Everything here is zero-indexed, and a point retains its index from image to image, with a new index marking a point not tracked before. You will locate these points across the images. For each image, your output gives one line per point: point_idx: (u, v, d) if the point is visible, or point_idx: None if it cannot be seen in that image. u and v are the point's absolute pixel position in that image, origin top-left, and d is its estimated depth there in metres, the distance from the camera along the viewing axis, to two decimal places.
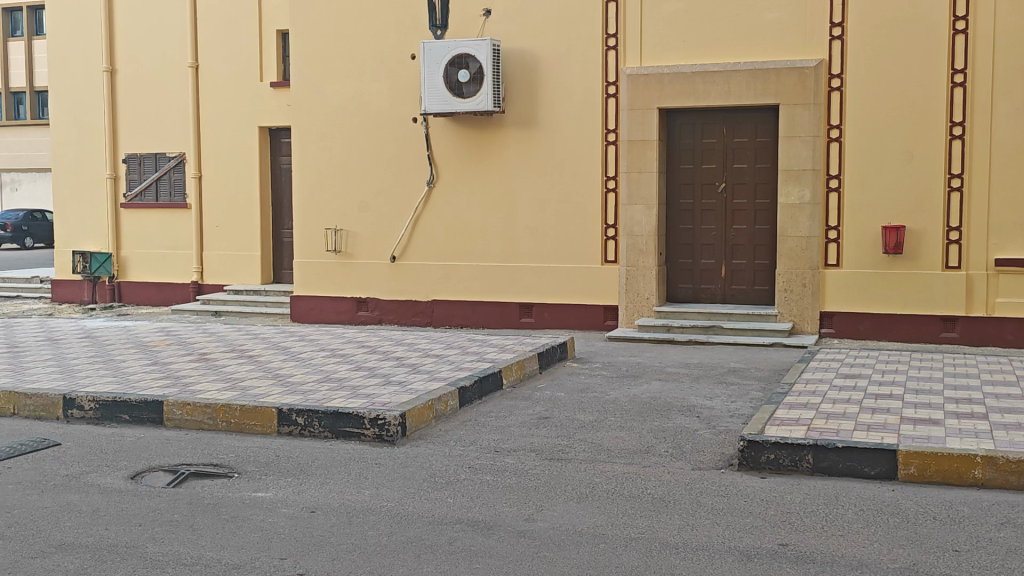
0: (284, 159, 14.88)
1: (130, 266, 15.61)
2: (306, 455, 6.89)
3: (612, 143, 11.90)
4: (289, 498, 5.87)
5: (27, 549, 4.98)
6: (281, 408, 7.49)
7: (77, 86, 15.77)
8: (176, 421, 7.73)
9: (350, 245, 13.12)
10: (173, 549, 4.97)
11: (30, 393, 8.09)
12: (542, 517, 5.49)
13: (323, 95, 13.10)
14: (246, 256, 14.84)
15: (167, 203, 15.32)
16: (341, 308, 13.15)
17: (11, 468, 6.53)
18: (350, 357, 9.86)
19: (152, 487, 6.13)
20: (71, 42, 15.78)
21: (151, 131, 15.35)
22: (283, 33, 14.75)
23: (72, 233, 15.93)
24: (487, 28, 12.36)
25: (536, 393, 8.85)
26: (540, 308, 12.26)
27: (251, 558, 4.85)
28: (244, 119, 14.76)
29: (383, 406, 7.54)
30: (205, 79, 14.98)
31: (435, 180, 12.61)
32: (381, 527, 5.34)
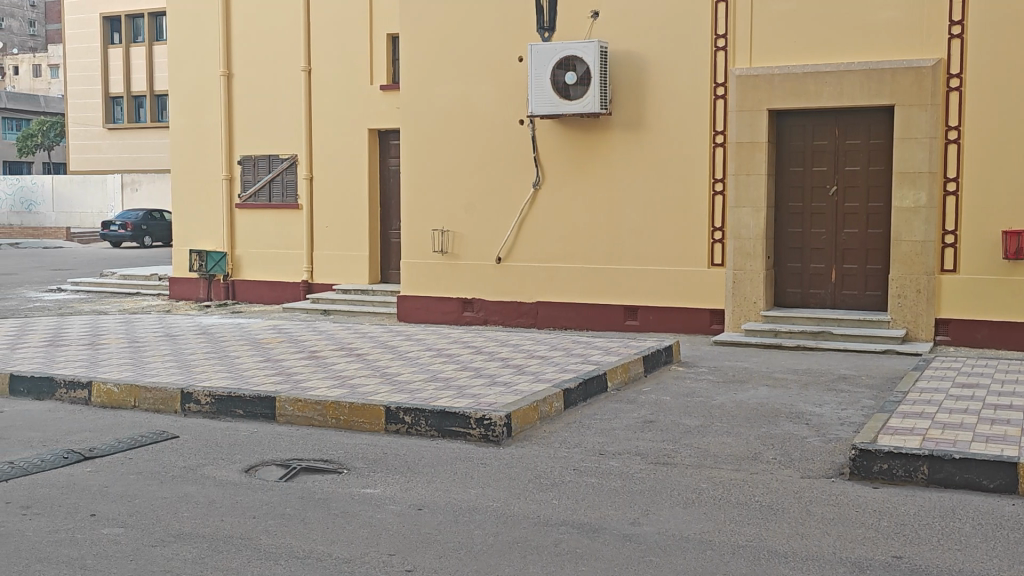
0: (393, 161, 15.09)
1: (244, 265, 16.03)
2: (413, 453, 6.98)
3: (720, 145, 11.76)
4: (397, 495, 5.96)
5: (148, 537, 5.16)
6: (389, 406, 7.61)
7: (196, 89, 16.26)
8: (288, 416, 7.91)
9: (456, 246, 13.24)
10: (285, 542, 5.10)
11: (149, 387, 8.38)
12: (648, 521, 5.46)
13: (431, 98, 13.26)
14: (355, 256, 15.11)
15: (280, 204, 15.68)
16: (447, 308, 13.29)
17: (132, 458, 6.77)
18: (456, 357, 9.95)
19: (265, 480, 6.28)
20: (191, 46, 16.29)
21: (265, 134, 15.74)
22: (393, 37, 14.97)
23: (189, 232, 16.43)
24: (595, 30, 12.33)
25: (642, 396, 8.81)
26: (645, 311, 12.20)
27: (361, 553, 4.94)
28: (355, 121, 15.04)
29: (488, 406, 7.60)
30: (317, 82, 15.30)
31: (541, 181, 12.65)
32: (487, 526, 5.38)
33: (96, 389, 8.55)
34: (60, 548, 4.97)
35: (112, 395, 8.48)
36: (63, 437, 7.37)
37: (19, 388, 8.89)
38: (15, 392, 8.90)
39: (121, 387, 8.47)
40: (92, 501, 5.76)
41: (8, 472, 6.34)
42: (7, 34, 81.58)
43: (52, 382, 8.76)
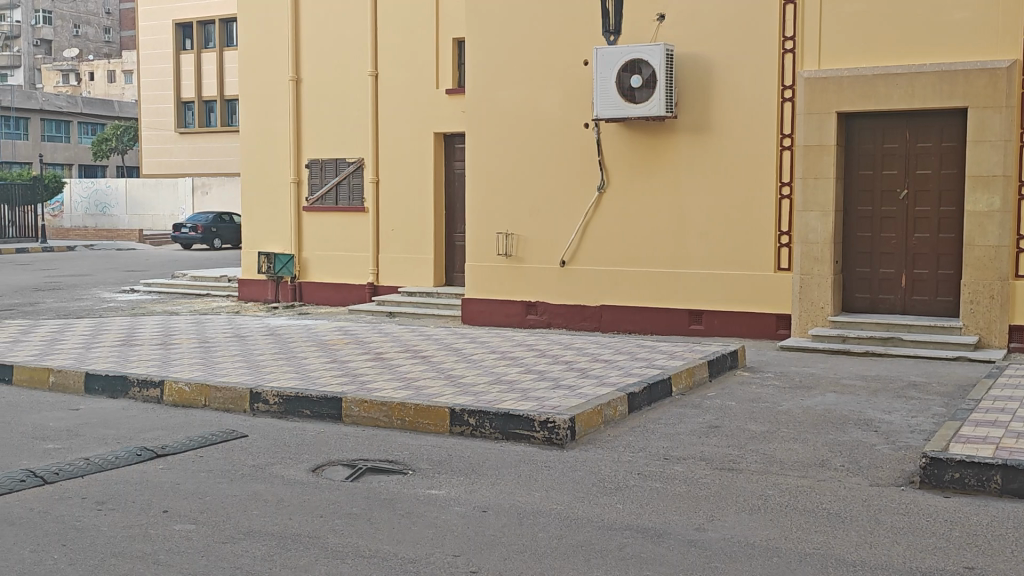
0: (458, 164, 15.16)
1: (310, 267, 16.22)
2: (478, 455, 7.01)
3: (788, 148, 11.66)
4: (462, 496, 6.00)
5: (219, 534, 5.26)
6: (454, 408, 7.66)
7: (265, 93, 16.51)
8: (354, 417, 8.00)
9: (520, 249, 13.27)
10: (352, 541, 5.16)
11: (219, 386, 8.54)
12: (713, 527, 5.43)
13: (496, 102, 13.31)
14: (420, 258, 15.22)
15: (347, 207, 15.85)
16: (510, 310, 13.33)
17: (203, 456, 6.90)
18: (520, 360, 9.97)
19: (331, 480, 6.36)
20: (261, 52, 16.55)
21: (333, 138, 15.94)
22: (459, 41, 15.03)
23: (258, 235, 16.68)
24: (661, 32, 12.27)
25: (706, 401, 8.75)
26: (710, 315, 12.11)
27: (427, 554, 4.98)
28: (421, 125, 15.16)
29: (553, 409, 7.61)
30: (384, 87, 15.45)
31: (606, 185, 12.63)
32: (551, 529, 5.39)
33: (168, 388, 8.72)
34: (133, 544, 5.09)
35: (183, 395, 8.64)
36: (137, 435, 7.54)
37: (94, 386, 9.10)
38: (89, 390, 9.11)
39: (192, 386, 8.64)
40: (164, 498, 5.88)
41: (84, 467, 6.50)
42: (82, 40, 83.53)
43: (125, 380, 8.96)
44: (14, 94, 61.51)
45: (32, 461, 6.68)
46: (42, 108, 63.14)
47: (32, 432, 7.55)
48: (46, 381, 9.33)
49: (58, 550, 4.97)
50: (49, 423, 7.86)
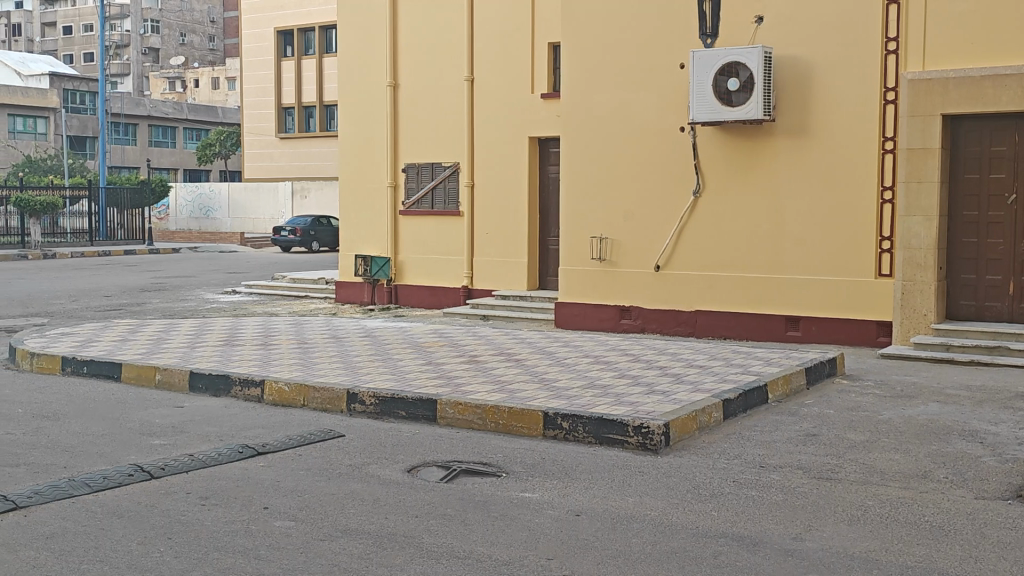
0: (552, 168, 15.18)
1: (406, 270, 16.43)
2: (572, 459, 7.02)
3: (890, 152, 11.40)
4: (556, 500, 6.02)
5: (317, 531, 5.36)
6: (547, 412, 7.68)
7: (363, 99, 16.77)
8: (449, 419, 8.08)
9: (615, 253, 13.23)
10: (447, 542, 5.21)
11: (318, 387, 8.70)
12: (811, 537, 5.34)
13: (591, 107, 13.30)
14: (513, 262, 15.28)
15: (442, 211, 15.99)
16: (604, 315, 13.30)
17: (302, 455, 7.04)
18: (613, 364, 9.95)
19: (426, 481, 6.44)
20: (360, 58, 16.82)
21: (429, 142, 16.11)
22: (555, 46, 15.06)
23: (356, 238, 16.96)
24: (759, 35, 12.12)
25: (804, 409, 8.61)
26: (808, 322, 11.90)
27: (520, 556, 5.01)
28: (516, 130, 15.22)
29: (646, 414, 7.58)
30: (479, 91, 15.57)
31: (701, 189, 12.51)
32: (645, 535, 5.36)
33: (268, 387, 8.93)
34: (236, 538, 5.22)
35: (283, 394, 8.84)
36: (239, 433, 7.73)
37: (198, 384, 9.35)
38: (194, 389, 9.36)
39: (292, 386, 8.82)
40: (265, 495, 6.02)
41: (188, 463, 6.69)
42: (189, 48, 86.11)
43: (228, 379, 9.19)
44: (123, 102, 63.76)
45: (139, 456, 6.89)
46: (151, 113, 65.80)
47: (140, 428, 7.80)
48: (153, 379, 9.62)
49: (164, 543, 5.12)
50: (156, 420, 8.11)
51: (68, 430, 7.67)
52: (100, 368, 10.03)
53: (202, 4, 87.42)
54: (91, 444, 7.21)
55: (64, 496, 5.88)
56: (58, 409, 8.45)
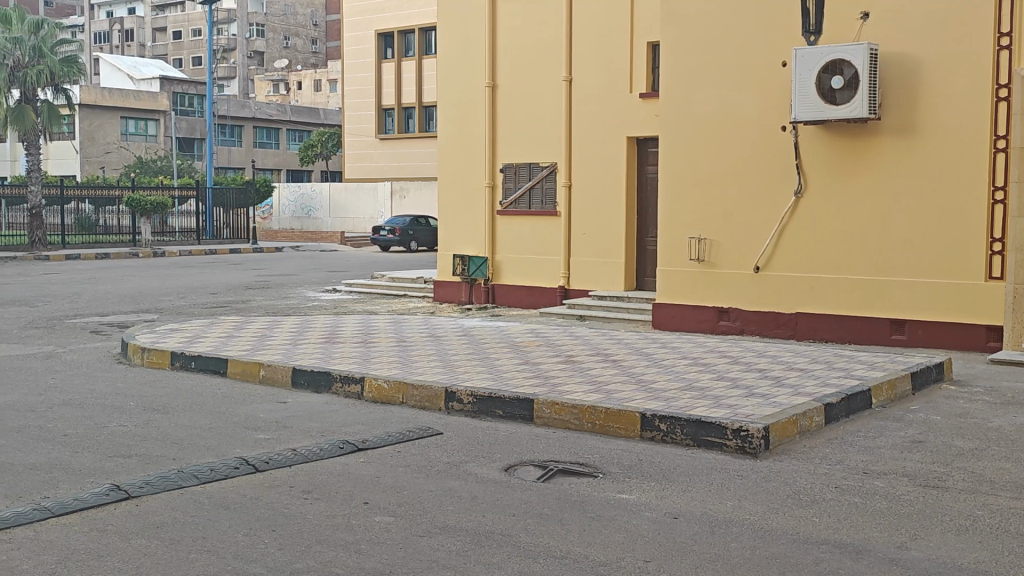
0: (651, 168, 15.09)
1: (503, 270, 16.51)
2: (669, 461, 6.97)
3: (1002, 151, 11.03)
4: (653, 502, 5.98)
5: (416, 527, 5.43)
6: (645, 413, 7.64)
7: (462, 100, 16.91)
8: (545, 419, 8.09)
9: (714, 253, 13.09)
10: (544, 541, 5.22)
11: (416, 384, 8.81)
12: (916, 546, 5.21)
13: (691, 107, 13.17)
14: (611, 262, 15.23)
15: (539, 211, 16.02)
16: (702, 317, 13.17)
17: (401, 451, 7.15)
18: (712, 366, 9.84)
19: (523, 480, 6.46)
20: (459, 59, 16.95)
21: (527, 142, 16.16)
22: (654, 44, 14.95)
23: (453, 238, 17.12)
24: (864, 32, 11.85)
25: (909, 415, 8.40)
26: (914, 325, 11.60)
27: (617, 557, 4.99)
28: (613, 130, 15.17)
29: (745, 417, 7.48)
30: (577, 91, 15.56)
31: (803, 189, 12.29)
32: (744, 540, 5.30)
33: (369, 384, 9.07)
34: (337, 532, 5.32)
35: (383, 391, 8.97)
36: (340, 428, 7.88)
37: (300, 380, 9.55)
38: (296, 384, 9.57)
39: (391, 383, 8.95)
40: (365, 490, 6.12)
41: (291, 458, 6.83)
42: (292, 51, 88.09)
43: (329, 376, 9.36)
44: (229, 104, 65.54)
45: (245, 449, 7.08)
46: (256, 115, 67.52)
47: (245, 422, 7.99)
48: (257, 375, 9.85)
49: (269, 535, 5.25)
50: (260, 415, 8.31)
51: (177, 423, 7.91)
52: (207, 363, 10.31)
53: (305, 8, 89.27)
54: (198, 437, 7.42)
55: (173, 487, 6.07)
56: (167, 403, 8.72)
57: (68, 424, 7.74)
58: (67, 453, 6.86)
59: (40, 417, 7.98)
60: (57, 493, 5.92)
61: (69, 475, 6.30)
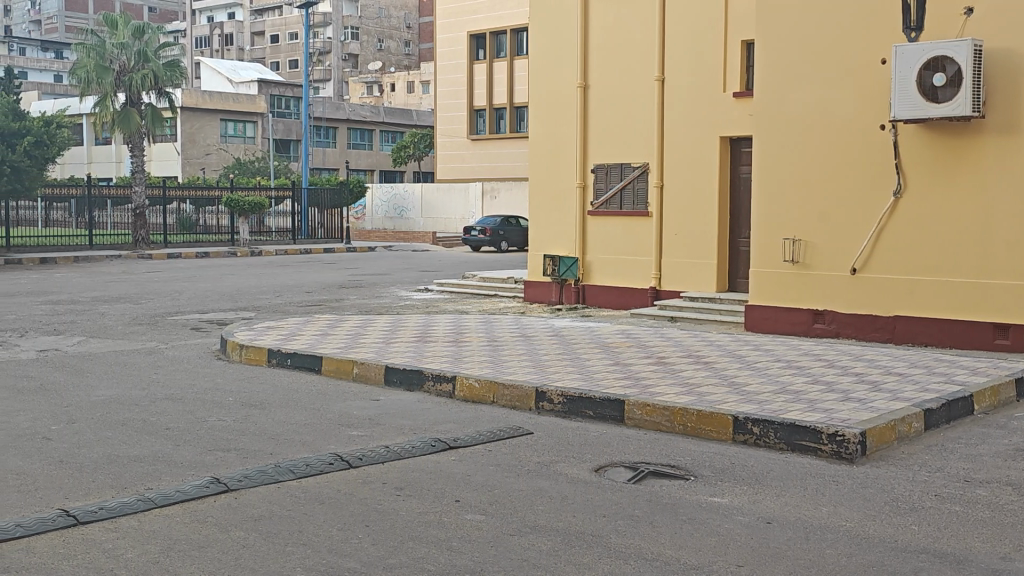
0: (744, 168, 14.91)
1: (593, 270, 16.49)
2: (762, 465, 6.88)
3: None
4: (746, 506, 5.91)
5: (507, 526, 5.46)
6: (737, 416, 7.56)
7: (552, 100, 16.93)
8: (636, 420, 8.05)
9: (809, 255, 12.87)
10: (634, 543, 5.21)
11: (506, 384, 8.85)
12: (1021, 557, 5.06)
13: (786, 106, 12.98)
14: (702, 263, 15.08)
15: (631, 211, 15.94)
16: (796, 319, 12.97)
17: (491, 450, 7.19)
18: (806, 370, 9.67)
19: (613, 481, 6.45)
20: (550, 59, 16.98)
21: (619, 143, 16.10)
22: (748, 43, 14.79)
23: (544, 238, 17.13)
24: (968, 27, 11.54)
25: (1013, 422, 8.15)
26: (1018, 329, 11.24)
27: (710, 561, 4.95)
28: (706, 129, 15.03)
29: (841, 421, 7.34)
30: (669, 91, 15.46)
31: (902, 189, 12.01)
32: (841, 547, 5.20)
33: (460, 383, 9.15)
34: (429, 529, 5.37)
35: (473, 391, 9.03)
36: (432, 427, 7.95)
37: (392, 378, 9.68)
38: (388, 382, 9.69)
39: (482, 382, 9.01)
40: (456, 488, 6.17)
41: (384, 455, 6.93)
42: (386, 53, 89.16)
43: (421, 374, 9.47)
44: (324, 106, 66.69)
45: (339, 446, 7.20)
46: (350, 117, 68.57)
47: (338, 419, 8.13)
48: (350, 372, 10.01)
49: (363, 531, 5.33)
50: (354, 412, 8.44)
51: (274, 419, 8.08)
52: (302, 360, 10.51)
53: (399, 11, 90.37)
54: (294, 433, 7.57)
55: (270, 481, 6.20)
56: (264, 399, 8.91)
57: (170, 418, 7.97)
58: (169, 446, 7.06)
59: (145, 411, 8.22)
60: (160, 484, 6.10)
61: (172, 467, 6.49)
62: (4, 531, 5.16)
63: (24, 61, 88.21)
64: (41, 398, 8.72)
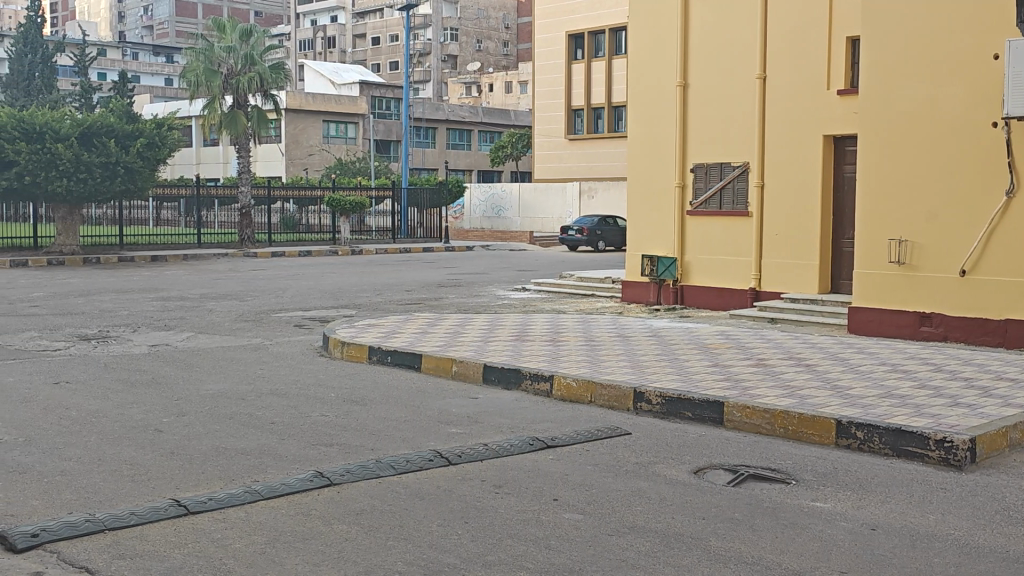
0: (848, 168, 14.60)
1: (692, 270, 16.35)
2: (865, 471, 6.73)
3: None
4: (850, 512, 5.79)
5: (605, 526, 5.45)
6: (840, 420, 7.41)
7: (651, 99, 16.83)
8: (735, 423, 7.96)
9: (916, 256, 12.54)
10: (734, 546, 5.15)
11: (605, 384, 8.84)
12: None
13: (892, 104, 12.66)
14: (804, 265, 14.83)
15: (730, 212, 15.76)
16: (902, 321, 12.66)
17: (589, 450, 7.18)
18: (913, 374, 9.43)
19: (713, 483, 6.39)
20: (649, 58, 16.86)
21: (719, 142, 15.93)
22: (853, 40, 14.48)
23: (642, 238, 17.04)
24: None
25: None
26: None
27: (812, 567, 4.87)
28: (809, 128, 14.77)
29: (950, 427, 7.14)
30: (771, 90, 15.24)
31: (1015, 188, 11.61)
32: (949, 556, 5.06)
33: (557, 383, 9.17)
34: (527, 527, 5.40)
35: (571, 390, 9.05)
36: (530, 426, 7.99)
37: (491, 377, 9.74)
38: (486, 381, 9.77)
39: (580, 382, 9.01)
40: (554, 487, 6.18)
41: (482, 452, 6.98)
42: (485, 53, 89.86)
43: (519, 373, 9.52)
44: (424, 107, 67.48)
45: (439, 443, 7.28)
46: (449, 117, 69.23)
47: (437, 416, 8.23)
48: (449, 370, 10.11)
49: (462, 527, 5.38)
50: (452, 409, 8.52)
51: (374, 415, 8.21)
52: (402, 358, 10.66)
53: (497, 11, 91.02)
54: (395, 429, 7.68)
55: (371, 476, 6.31)
56: (365, 396, 9.05)
57: (275, 412, 8.17)
58: (274, 440, 7.23)
59: (251, 406, 8.44)
60: (265, 477, 6.26)
61: (277, 461, 6.65)
62: (119, 518, 5.35)
63: (136, 65, 91.10)
64: (154, 392, 9.01)
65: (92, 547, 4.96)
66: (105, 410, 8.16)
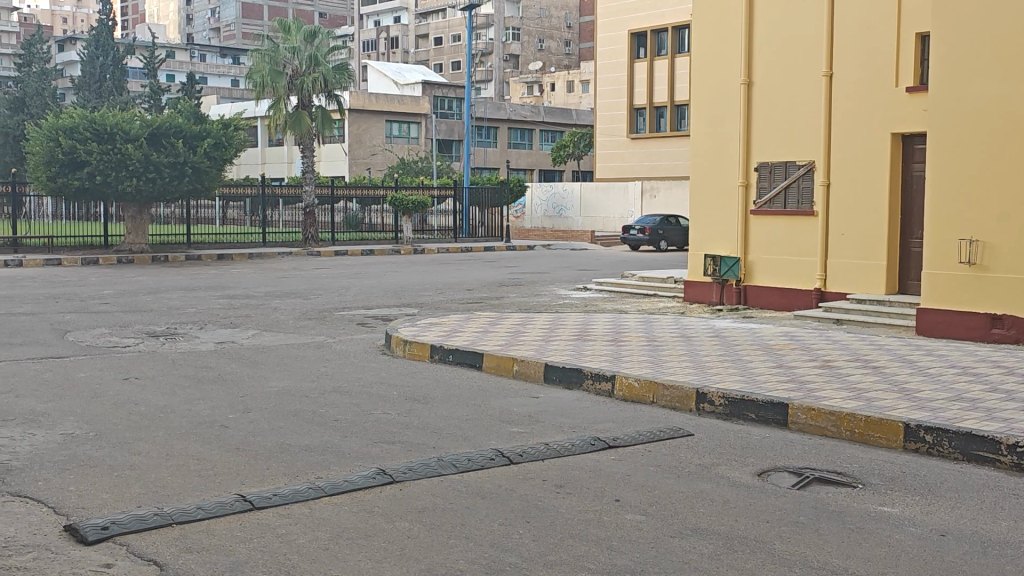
0: (917, 167, 14.33)
1: (756, 271, 16.19)
2: (935, 475, 6.60)
3: None
4: (918, 517, 5.68)
5: (668, 528, 5.41)
6: (909, 423, 7.28)
7: (714, 98, 16.68)
8: (800, 424, 7.86)
9: (987, 256, 12.25)
10: (800, 551, 5.08)
11: (667, 384, 8.78)
12: None
13: (964, 101, 12.40)
14: (871, 265, 14.60)
15: (795, 211, 15.55)
16: (972, 323, 12.37)
17: (651, 451, 7.14)
18: (983, 377, 9.21)
19: (778, 486, 6.31)
20: (713, 56, 16.72)
21: (784, 141, 15.74)
22: (923, 36, 14.21)
23: (704, 238, 16.90)
24: None
25: None
26: None
27: (879, 572, 4.79)
28: (876, 126, 14.53)
29: (1022, 432, 6.97)
30: (838, 87, 15.02)
31: None
32: (1021, 564, 4.94)
33: (619, 382, 9.13)
34: (590, 528, 5.38)
35: (633, 390, 9.00)
36: (591, 426, 7.96)
37: (552, 376, 9.73)
38: (547, 380, 9.76)
39: (642, 382, 8.96)
40: (616, 488, 6.15)
41: (544, 452, 6.97)
42: (546, 53, 89.94)
43: (580, 373, 9.51)
44: (485, 107, 67.71)
45: (500, 442, 7.28)
46: (511, 117, 69.38)
47: (499, 415, 8.23)
48: (511, 369, 10.12)
49: (524, 526, 5.38)
50: (513, 409, 8.52)
51: (436, 413, 8.25)
52: (463, 356, 10.69)
53: (559, 11, 91.08)
54: (457, 427, 7.70)
55: (433, 474, 6.34)
56: (427, 394, 9.09)
57: (338, 410, 8.24)
58: (337, 437, 7.30)
59: (314, 403, 8.51)
60: (329, 473, 6.31)
61: (340, 458, 6.70)
62: (186, 513, 5.43)
63: (203, 66, 92.53)
64: (220, 388, 9.14)
65: (160, 541, 5.05)
66: (174, 406, 8.30)
